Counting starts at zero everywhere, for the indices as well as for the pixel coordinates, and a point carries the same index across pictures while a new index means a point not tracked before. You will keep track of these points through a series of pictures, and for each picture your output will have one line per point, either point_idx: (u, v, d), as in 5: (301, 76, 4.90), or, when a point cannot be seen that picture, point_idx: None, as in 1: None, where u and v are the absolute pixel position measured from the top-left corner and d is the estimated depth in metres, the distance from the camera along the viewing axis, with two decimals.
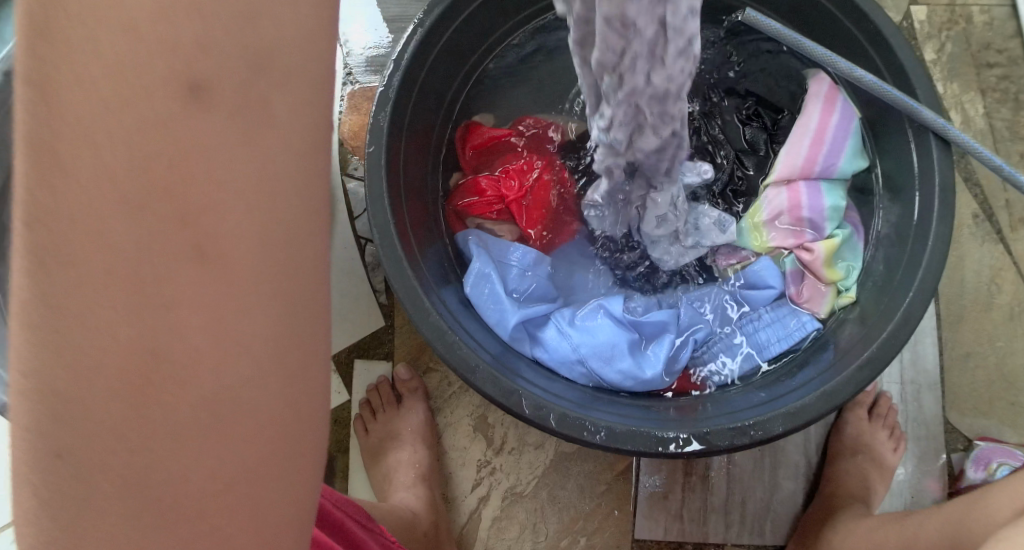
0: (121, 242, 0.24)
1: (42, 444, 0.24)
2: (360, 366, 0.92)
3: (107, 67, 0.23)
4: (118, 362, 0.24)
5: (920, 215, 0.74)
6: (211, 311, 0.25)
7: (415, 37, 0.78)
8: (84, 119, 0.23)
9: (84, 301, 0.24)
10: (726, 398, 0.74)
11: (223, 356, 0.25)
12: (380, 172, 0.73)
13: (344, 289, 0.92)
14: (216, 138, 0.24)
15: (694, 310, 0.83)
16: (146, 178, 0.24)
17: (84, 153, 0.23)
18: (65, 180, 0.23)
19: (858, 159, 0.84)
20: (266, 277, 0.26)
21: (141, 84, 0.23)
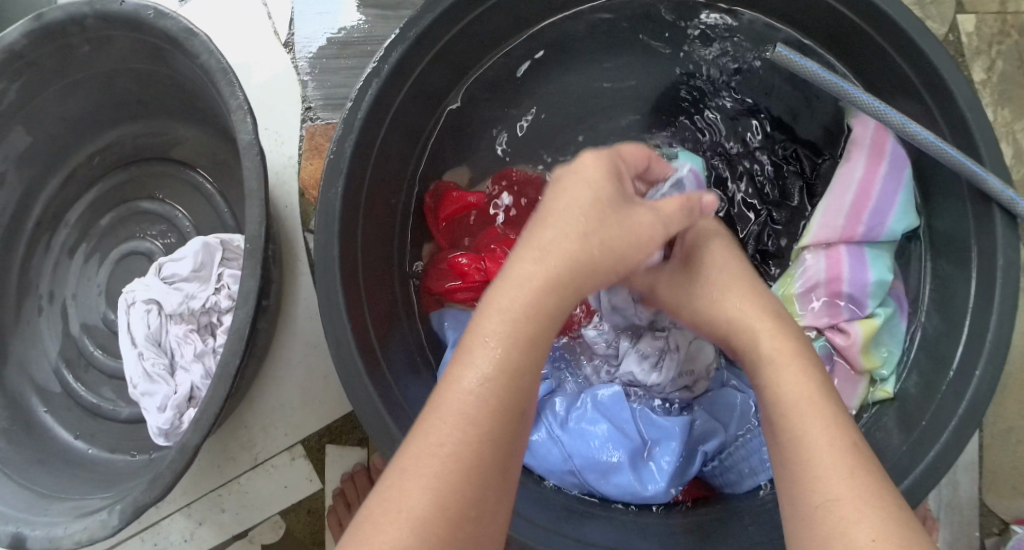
0: (486, 404, 0.47)
1: (428, 517, 0.44)
2: (332, 453, 0.84)
3: (479, 391, 0.48)
4: (436, 470, 0.45)
5: (975, 308, 0.65)
6: (453, 448, 0.46)
7: (374, 86, 0.68)
8: (459, 399, 0.47)
9: (431, 467, 0.46)
10: (740, 520, 0.65)
11: (472, 458, 0.46)
12: (332, 258, 0.66)
13: (311, 365, 0.85)
14: (504, 384, 0.48)
15: (709, 413, 0.73)
16: (464, 424, 0.47)
17: (454, 412, 0.47)
18: (447, 421, 0.47)
19: (909, 218, 0.73)
20: (493, 440, 0.47)
21: (489, 388, 0.48)
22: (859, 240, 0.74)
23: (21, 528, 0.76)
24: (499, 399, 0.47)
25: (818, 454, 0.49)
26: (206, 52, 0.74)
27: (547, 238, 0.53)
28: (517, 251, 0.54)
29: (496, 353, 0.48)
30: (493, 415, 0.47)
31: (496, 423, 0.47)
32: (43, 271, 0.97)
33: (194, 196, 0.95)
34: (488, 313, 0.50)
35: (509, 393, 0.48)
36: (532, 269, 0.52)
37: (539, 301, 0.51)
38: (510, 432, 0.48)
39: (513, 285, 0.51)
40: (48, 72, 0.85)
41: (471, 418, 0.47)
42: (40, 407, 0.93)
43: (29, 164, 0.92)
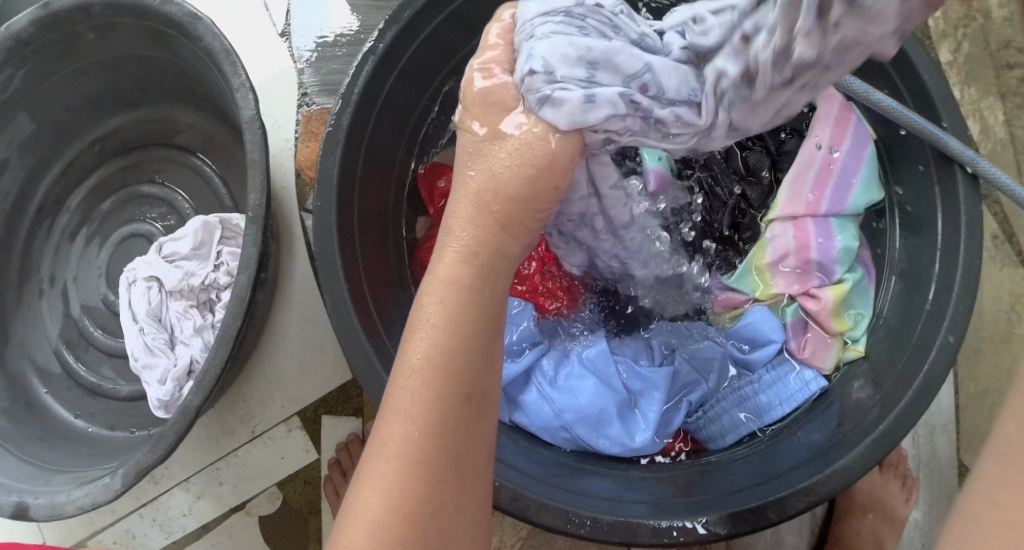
0: (427, 391, 0.47)
1: (393, 510, 0.45)
2: (328, 423, 0.87)
3: (417, 380, 0.47)
4: (389, 471, 0.46)
5: (941, 264, 0.69)
6: (405, 442, 0.46)
7: (369, 64, 0.71)
8: (403, 387, 0.48)
9: (386, 465, 0.46)
10: (722, 470, 0.69)
11: (427, 454, 0.46)
12: (331, 224, 0.69)
13: (306, 338, 0.87)
14: (455, 351, 0.48)
15: (688, 365, 0.78)
16: (417, 413, 0.46)
17: (400, 406, 0.47)
18: (397, 412, 0.47)
19: (871, 193, 0.76)
20: (440, 426, 0.46)
21: (427, 372, 0.47)
22: (825, 212, 0.77)
23: (24, 497, 0.78)
24: (431, 388, 0.47)
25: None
26: (210, 35, 0.77)
27: (463, 208, 0.52)
28: (439, 241, 0.52)
29: (431, 340, 0.48)
30: (426, 404, 0.47)
31: (438, 411, 0.47)
32: (43, 256, 0.99)
33: (194, 179, 0.99)
34: (418, 307, 0.50)
35: (448, 381, 0.47)
36: (453, 248, 0.51)
37: (457, 278, 0.50)
38: (458, 416, 0.47)
39: (443, 268, 0.50)
40: (54, 60, 0.88)
41: (405, 426, 0.46)
42: (41, 388, 0.94)
43: (31, 150, 0.94)
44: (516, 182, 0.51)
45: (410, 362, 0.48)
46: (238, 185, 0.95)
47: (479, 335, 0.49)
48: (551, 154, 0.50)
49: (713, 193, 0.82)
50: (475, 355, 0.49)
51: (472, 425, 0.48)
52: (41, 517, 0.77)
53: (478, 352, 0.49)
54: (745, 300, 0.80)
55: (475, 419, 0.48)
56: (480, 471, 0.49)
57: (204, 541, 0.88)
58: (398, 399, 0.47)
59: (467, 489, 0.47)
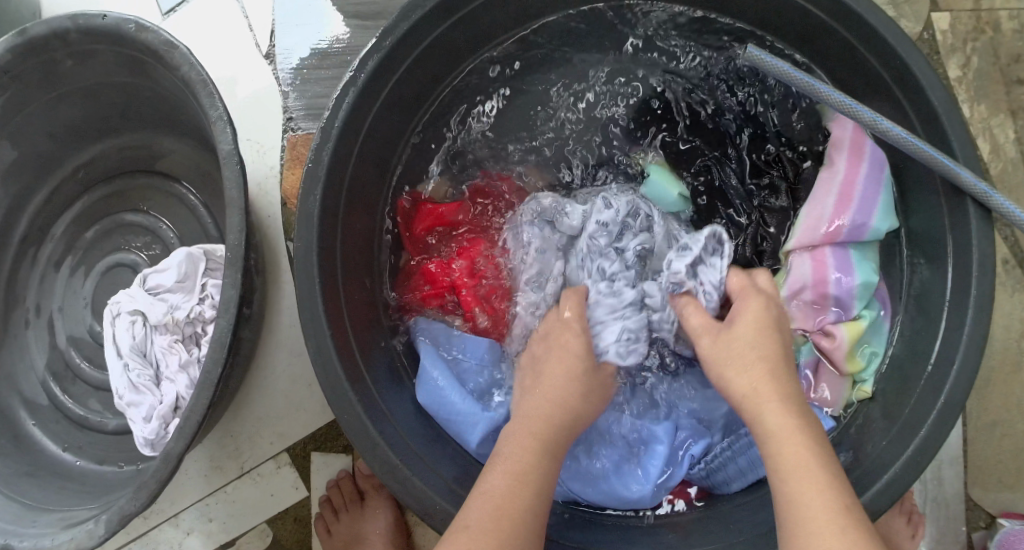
0: (521, 494, 0.56)
1: None
2: (318, 460, 0.85)
3: (510, 482, 0.57)
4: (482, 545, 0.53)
5: (953, 299, 0.67)
6: (494, 525, 0.54)
7: (350, 95, 0.69)
8: (496, 486, 0.57)
9: (477, 542, 0.54)
10: (719, 519, 0.68)
11: (515, 542, 0.54)
12: (313, 264, 0.66)
13: (295, 373, 0.85)
14: (537, 477, 0.58)
15: (689, 418, 0.75)
16: (508, 511, 0.55)
17: (493, 499, 0.56)
18: (488, 502, 0.56)
19: (889, 219, 0.74)
20: (524, 527, 0.55)
21: (517, 480, 0.57)
22: (843, 242, 0.75)
23: (9, 539, 0.77)
24: (523, 492, 0.57)
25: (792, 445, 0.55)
26: (187, 64, 0.75)
27: (557, 373, 0.66)
28: (521, 391, 0.68)
29: (529, 459, 0.59)
30: (522, 503, 0.56)
31: (527, 510, 0.56)
32: (28, 285, 0.98)
33: (178, 207, 0.96)
34: (509, 432, 0.62)
35: (537, 494, 0.57)
36: (554, 381, 0.66)
37: (550, 424, 0.62)
38: (539, 525, 0.57)
39: (537, 410, 0.63)
40: (32, 88, 0.85)
41: (505, 516, 0.55)
42: (28, 420, 0.93)
43: (13, 178, 0.92)
44: (582, 412, 0.66)
45: (509, 463, 0.59)
46: (223, 213, 0.93)
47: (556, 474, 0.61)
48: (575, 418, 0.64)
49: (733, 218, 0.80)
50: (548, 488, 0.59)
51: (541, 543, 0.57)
52: None
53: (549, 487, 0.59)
54: None
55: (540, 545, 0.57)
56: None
57: None
58: (495, 494, 0.56)
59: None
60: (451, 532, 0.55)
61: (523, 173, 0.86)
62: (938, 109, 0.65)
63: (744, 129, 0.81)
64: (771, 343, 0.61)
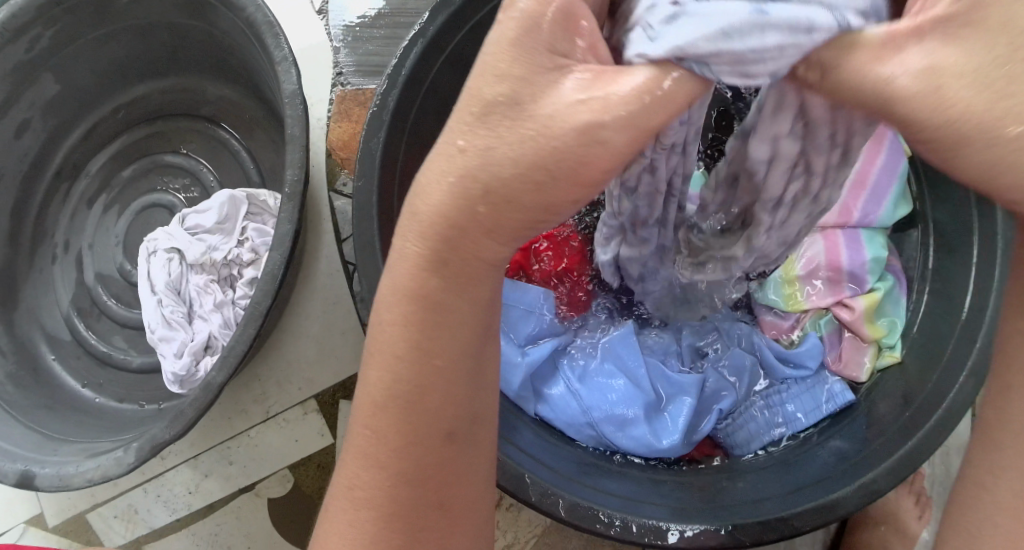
0: (393, 422, 0.45)
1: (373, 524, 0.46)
2: (345, 408, 0.85)
3: (384, 402, 0.45)
4: (363, 499, 0.46)
5: (975, 285, 0.69)
6: (376, 462, 0.46)
7: (417, 46, 0.71)
8: (371, 410, 0.46)
9: (356, 490, 0.46)
10: (746, 480, 0.69)
11: (402, 475, 0.45)
12: (369, 206, 0.68)
13: (328, 320, 0.86)
14: (425, 371, 0.44)
15: (718, 374, 0.76)
16: (385, 446, 0.45)
17: (370, 433, 0.46)
18: (368, 431, 0.46)
19: (901, 207, 0.78)
20: (414, 452, 0.45)
21: (391, 393, 0.45)
22: (854, 226, 0.77)
23: (31, 466, 0.76)
24: (386, 440, 0.45)
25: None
26: (252, 5, 0.76)
27: (433, 174, 0.41)
28: (425, 164, 0.42)
29: (391, 369, 0.45)
30: (394, 442, 0.45)
31: (400, 458, 0.45)
32: (59, 221, 0.98)
33: (219, 152, 0.97)
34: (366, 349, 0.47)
35: (416, 409, 0.45)
36: (429, 197, 0.41)
37: (416, 291, 0.43)
38: (433, 442, 0.46)
39: (383, 316, 0.45)
40: (86, 21, 0.86)
41: (378, 448, 0.45)
42: (49, 354, 0.92)
43: (55, 111, 0.93)
44: (502, 167, 0.39)
45: (374, 375, 0.46)
46: (266, 161, 0.94)
47: (455, 355, 0.45)
48: (580, 156, 0.38)
49: None
50: (442, 374, 0.45)
51: (446, 449, 0.46)
52: (47, 487, 0.74)
53: (443, 373, 0.45)
54: (777, 319, 0.79)
55: (446, 449, 0.46)
56: (472, 503, 0.49)
57: (211, 520, 0.87)
58: (368, 429, 0.46)
59: (444, 501, 0.47)
60: (334, 487, 0.49)
61: None
62: None
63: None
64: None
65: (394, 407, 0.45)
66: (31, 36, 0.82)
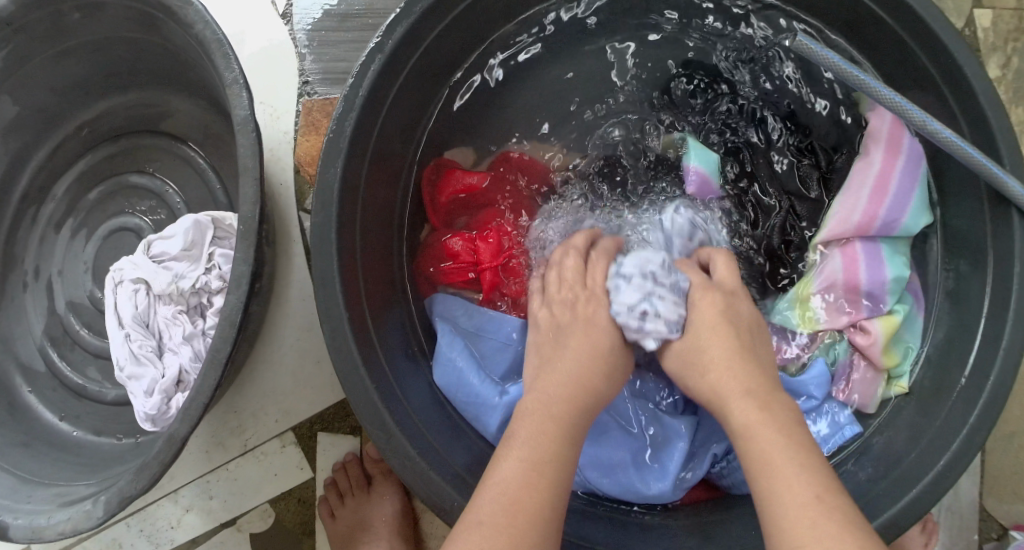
0: (538, 452, 0.53)
1: (508, 523, 0.48)
2: (324, 440, 0.83)
3: (532, 441, 0.53)
4: (496, 500, 0.50)
5: (989, 313, 0.64)
6: (513, 480, 0.51)
7: (376, 62, 0.64)
8: (513, 446, 0.54)
9: (491, 495, 0.50)
10: (738, 525, 0.64)
11: (535, 493, 0.50)
12: (330, 242, 0.63)
13: (303, 349, 0.82)
14: (558, 435, 0.54)
15: (710, 419, 0.72)
16: (526, 469, 0.51)
17: (512, 457, 0.53)
18: (507, 458, 0.53)
19: (925, 214, 0.71)
20: (549, 485, 0.51)
21: (537, 437, 0.54)
22: (875, 236, 0.72)
23: (3, 517, 0.74)
24: (533, 486, 0.50)
25: (757, 438, 0.51)
26: (201, 22, 0.70)
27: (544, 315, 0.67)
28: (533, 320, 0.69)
29: (546, 416, 0.55)
30: (536, 465, 0.52)
31: (546, 475, 0.51)
32: (27, 246, 0.94)
33: (186, 171, 0.93)
34: (517, 427, 0.55)
35: (559, 453, 0.53)
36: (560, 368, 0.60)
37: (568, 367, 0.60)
38: (565, 485, 0.52)
39: (543, 409, 0.56)
40: (36, 40, 0.81)
41: (524, 468, 0.52)
42: (24, 387, 0.90)
43: (15, 134, 0.89)
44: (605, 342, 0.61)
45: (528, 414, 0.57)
46: (234, 181, 0.89)
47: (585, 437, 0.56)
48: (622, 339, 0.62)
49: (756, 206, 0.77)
50: (570, 446, 0.54)
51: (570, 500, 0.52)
52: (20, 539, 0.72)
53: (570, 446, 0.54)
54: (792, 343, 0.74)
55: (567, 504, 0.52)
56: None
57: None
58: (515, 456, 0.53)
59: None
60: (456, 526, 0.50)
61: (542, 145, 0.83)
62: (991, 112, 0.62)
63: (770, 113, 0.78)
64: (720, 344, 0.58)
65: (543, 469, 0.51)
66: None
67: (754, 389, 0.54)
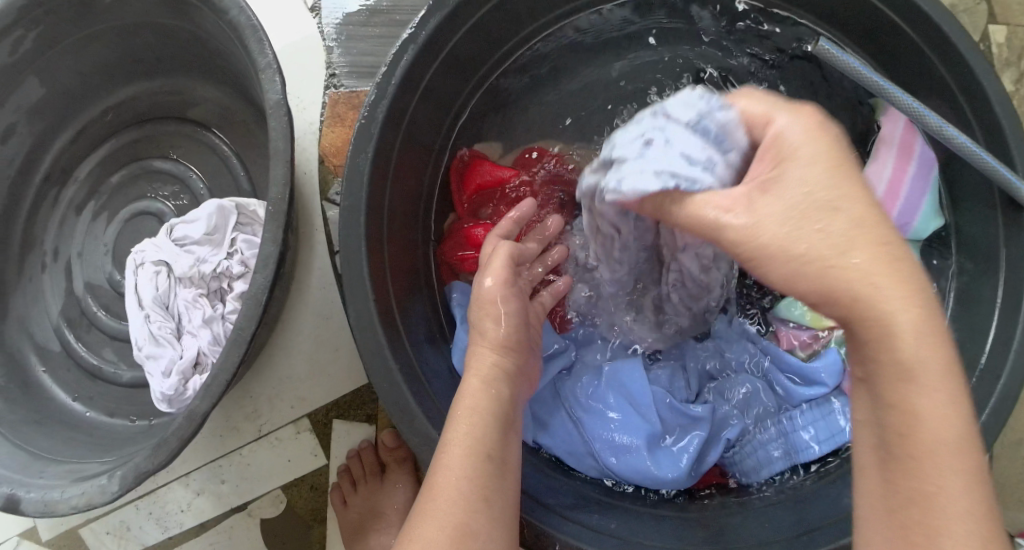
0: (472, 432, 0.55)
1: (452, 512, 0.51)
2: (339, 428, 0.83)
3: (469, 419, 0.55)
4: (443, 484, 0.52)
5: (1005, 319, 0.66)
6: (455, 458, 0.53)
7: (410, 52, 0.66)
8: (453, 427, 0.55)
9: (442, 483, 0.52)
10: (753, 515, 0.66)
11: (473, 475, 0.52)
12: (358, 226, 0.64)
13: (322, 336, 0.83)
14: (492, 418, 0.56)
15: (723, 401, 0.75)
16: (464, 448, 0.53)
17: (454, 438, 0.54)
18: (449, 439, 0.55)
19: (936, 218, 0.73)
20: (486, 462, 0.53)
21: (472, 419, 0.55)
22: None
23: (15, 490, 0.73)
24: (477, 480, 0.52)
25: (939, 435, 0.40)
26: (235, 8, 0.71)
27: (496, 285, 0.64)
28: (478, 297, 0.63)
29: (478, 396, 0.57)
30: (476, 446, 0.54)
31: (483, 454, 0.54)
32: (48, 227, 0.95)
33: (211, 158, 0.94)
34: (454, 419, 0.56)
35: (489, 433, 0.55)
36: (488, 360, 0.59)
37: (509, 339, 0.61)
38: (497, 461, 0.54)
39: (477, 395, 0.57)
40: (68, 22, 0.82)
41: (465, 452, 0.53)
42: (38, 366, 0.90)
43: (39, 116, 0.89)
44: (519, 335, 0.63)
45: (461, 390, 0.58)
46: (257, 169, 0.90)
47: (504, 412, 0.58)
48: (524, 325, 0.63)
49: None
50: (501, 425, 0.56)
51: (505, 477, 0.54)
52: (32, 512, 0.72)
53: (500, 426, 0.56)
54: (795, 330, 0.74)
55: (504, 482, 0.54)
56: (509, 525, 0.53)
57: (203, 539, 0.84)
58: (451, 439, 0.54)
59: (500, 524, 0.52)
60: (410, 518, 0.52)
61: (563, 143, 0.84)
62: (1010, 121, 0.63)
63: None
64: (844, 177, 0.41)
65: (473, 455, 0.53)
66: (10, 40, 0.78)
67: (866, 225, 0.40)
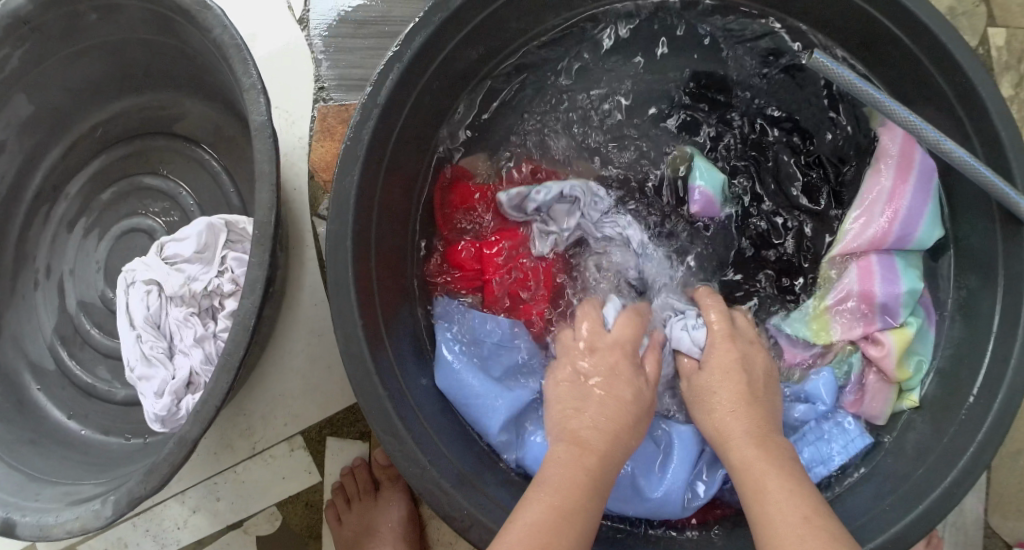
0: (567, 468, 0.57)
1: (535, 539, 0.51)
2: (333, 445, 0.83)
3: (573, 461, 0.58)
4: (523, 515, 0.53)
5: (999, 333, 0.66)
6: (541, 491, 0.55)
7: (395, 71, 0.65)
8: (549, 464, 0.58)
9: (530, 512, 0.54)
10: None
11: (550, 504, 0.54)
12: (345, 249, 0.64)
13: (314, 353, 0.83)
14: (585, 456, 0.58)
15: None
16: (549, 481, 0.56)
17: (546, 474, 0.57)
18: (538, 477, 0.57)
19: (938, 227, 0.72)
20: (569, 492, 0.55)
21: (567, 460, 0.58)
22: (889, 249, 0.73)
23: (11, 514, 0.74)
24: (564, 519, 0.53)
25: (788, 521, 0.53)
26: (220, 27, 0.70)
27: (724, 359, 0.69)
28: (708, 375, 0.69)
29: (598, 435, 0.61)
30: (574, 483, 0.56)
31: (575, 488, 0.55)
32: (39, 244, 0.94)
33: (201, 173, 0.94)
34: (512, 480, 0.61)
35: (588, 472, 0.57)
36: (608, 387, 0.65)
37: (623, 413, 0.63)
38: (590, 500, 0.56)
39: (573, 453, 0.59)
40: (55, 40, 0.81)
41: (566, 484, 0.56)
42: (32, 384, 0.90)
43: (28, 133, 0.88)
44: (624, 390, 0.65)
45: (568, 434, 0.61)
46: (247, 183, 0.90)
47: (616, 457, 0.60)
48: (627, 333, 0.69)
49: (769, 223, 0.77)
50: (599, 467, 0.58)
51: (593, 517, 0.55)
52: (28, 537, 0.72)
53: (599, 465, 0.58)
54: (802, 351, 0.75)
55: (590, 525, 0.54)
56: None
57: None
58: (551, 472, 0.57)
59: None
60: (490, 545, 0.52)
61: (543, 150, 0.82)
62: (1005, 134, 0.63)
63: (780, 128, 0.78)
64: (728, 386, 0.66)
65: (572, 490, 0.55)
66: None
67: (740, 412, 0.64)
